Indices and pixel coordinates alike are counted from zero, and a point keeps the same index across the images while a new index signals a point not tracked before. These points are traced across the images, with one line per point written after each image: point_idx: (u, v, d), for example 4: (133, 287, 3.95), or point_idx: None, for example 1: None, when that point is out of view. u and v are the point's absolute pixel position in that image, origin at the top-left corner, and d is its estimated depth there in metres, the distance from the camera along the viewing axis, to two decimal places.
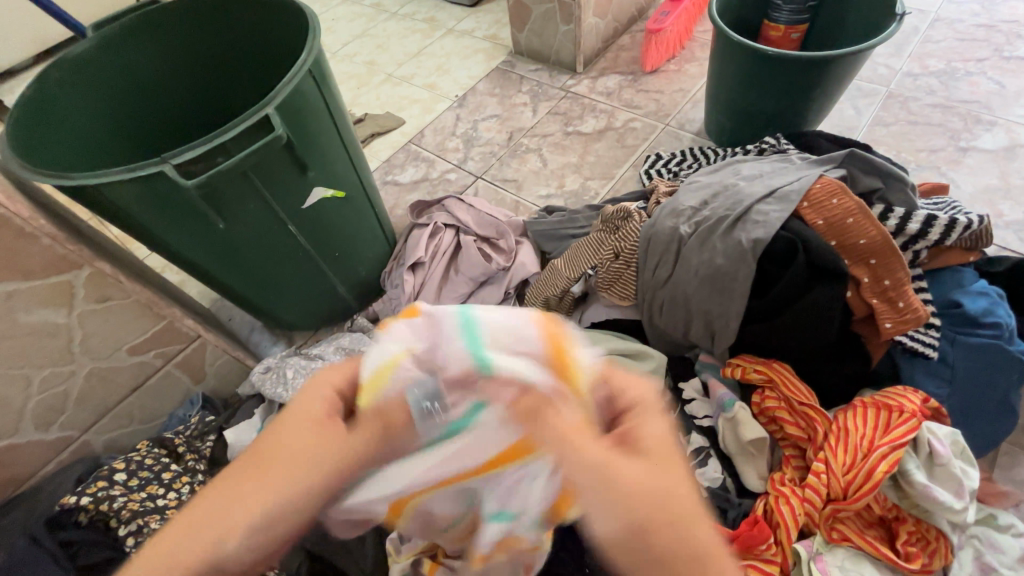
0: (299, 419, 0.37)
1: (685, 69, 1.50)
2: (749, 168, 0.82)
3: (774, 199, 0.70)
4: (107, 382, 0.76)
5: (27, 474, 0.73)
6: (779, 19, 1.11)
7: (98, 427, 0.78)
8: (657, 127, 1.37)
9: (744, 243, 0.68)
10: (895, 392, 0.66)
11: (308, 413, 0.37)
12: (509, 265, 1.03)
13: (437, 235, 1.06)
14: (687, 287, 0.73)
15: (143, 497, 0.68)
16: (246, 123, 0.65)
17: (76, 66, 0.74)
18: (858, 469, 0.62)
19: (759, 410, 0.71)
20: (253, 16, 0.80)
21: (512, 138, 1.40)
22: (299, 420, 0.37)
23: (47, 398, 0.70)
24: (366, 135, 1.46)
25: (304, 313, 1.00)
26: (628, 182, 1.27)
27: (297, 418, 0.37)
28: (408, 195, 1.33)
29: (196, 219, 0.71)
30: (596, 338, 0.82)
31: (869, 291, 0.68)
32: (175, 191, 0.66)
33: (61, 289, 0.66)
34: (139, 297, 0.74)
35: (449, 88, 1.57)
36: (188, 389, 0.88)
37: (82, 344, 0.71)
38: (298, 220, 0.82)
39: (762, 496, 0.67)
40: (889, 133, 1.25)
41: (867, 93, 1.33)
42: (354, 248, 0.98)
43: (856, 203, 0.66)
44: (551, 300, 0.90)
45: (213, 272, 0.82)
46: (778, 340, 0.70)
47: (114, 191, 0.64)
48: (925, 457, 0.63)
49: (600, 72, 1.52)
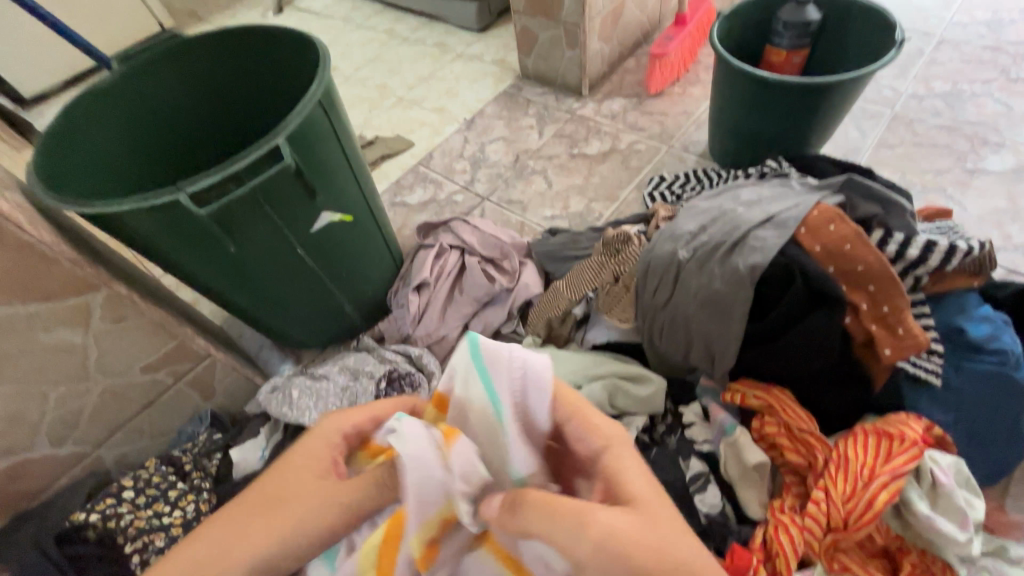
0: (628, 475, 0.42)
1: (689, 92, 1.52)
2: (748, 193, 0.83)
3: (772, 225, 0.71)
4: (119, 399, 0.79)
5: (39, 487, 0.75)
6: (781, 44, 1.12)
7: (110, 442, 0.80)
8: (661, 149, 1.39)
9: (741, 268, 0.69)
10: (896, 419, 0.64)
11: (598, 524, 0.36)
12: (512, 286, 1.05)
13: (442, 256, 1.09)
14: (686, 312, 0.74)
15: (149, 515, 0.67)
16: (259, 153, 0.68)
17: (99, 97, 0.78)
18: (859, 498, 0.60)
19: (760, 436, 0.70)
20: (270, 47, 0.83)
21: (518, 160, 1.43)
22: (656, 511, 0.39)
23: (63, 414, 0.73)
24: (377, 157, 1.50)
25: (312, 331, 1.03)
26: (632, 203, 1.28)
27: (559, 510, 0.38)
28: (416, 216, 1.36)
29: (210, 244, 0.74)
30: (598, 361, 0.83)
31: (867, 317, 0.67)
32: (188, 217, 0.68)
33: (79, 310, 0.69)
34: (151, 317, 0.77)
35: (458, 111, 1.61)
36: (197, 405, 0.89)
37: (97, 362, 0.74)
38: (306, 244, 0.85)
39: (762, 524, 0.66)
40: (894, 154, 1.25)
41: (871, 115, 1.34)
42: (360, 270, 1.00)
43: (853, 229, 0.66)
44: (553, 321, 0.92)
45: (226, 293, 0.85)
46: (777, 365, 0.70)
47: (131, 218, 0.67)
48: (928, 486, 0.61)
49: (605, 96, 1.56)
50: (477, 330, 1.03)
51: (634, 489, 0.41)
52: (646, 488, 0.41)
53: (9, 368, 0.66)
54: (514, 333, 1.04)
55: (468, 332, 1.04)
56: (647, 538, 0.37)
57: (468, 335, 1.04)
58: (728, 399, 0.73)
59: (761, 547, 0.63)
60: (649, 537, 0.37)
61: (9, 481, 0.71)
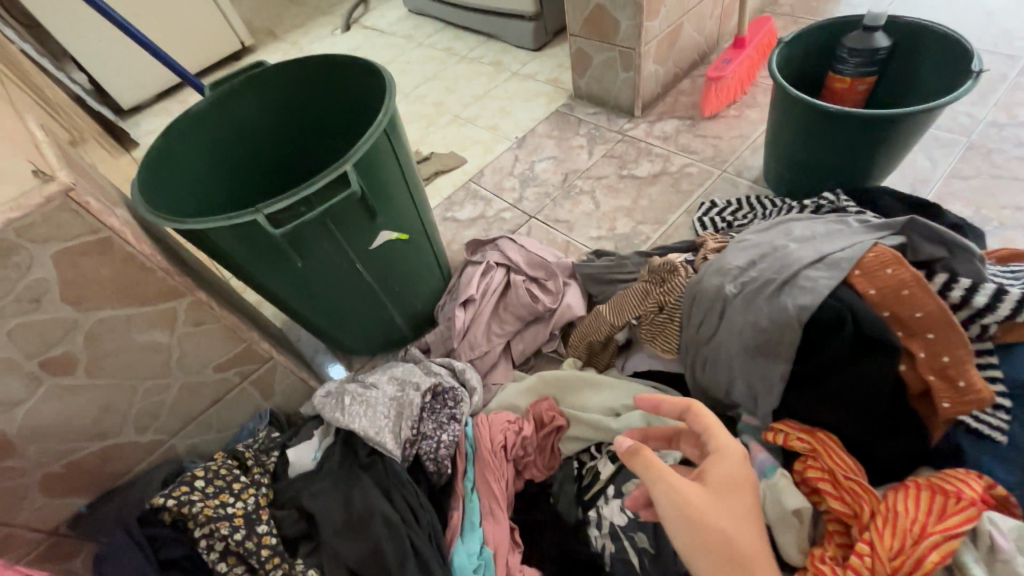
0: (715, 464, 0.58)
1: (745, 115, 1.50)
2: (801, 229, 0.81)
3: (824, 265, 0.70)
4: (194, 394, 0.87)
5: (124, 469, 0.84)
6: (844, 71, 1.09)
7: (183, 433, 0.89)
8: (713, 173, 1.38)
9: (790, 308, 0.68)
10: (953, 476, 0.61)
11: (679, 488, 0.55)
12: (555, 307, 1.07)
13: (489, 274, 1.12)
14: (730, 347, 0.73)
15: (216, 504, 0.72)
16: (328, 179, 0.74)
17: (193, 122, 0.87)
18: (906, 555, 0.57)
19: (801, 479, 0.69)
20: (341, 75, 0.90)
21: (567, 179, 1.46)
22: (733, 497, 0.56)
23: (147, 406, 0.82)
24: (431, 173, 1.57)
25: (364, 339, 1.09)
26: (680, 227, 1.28)
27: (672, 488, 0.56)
28: (465, 232, 1.41)
29: (281, 259, 0.80)
30: (634, 389, 0.86)
31: (925, 366, 0.64)
32: (265, 235, 0.75)
33: (167, 313, 0.77)
34: (226, 323, 0.84)
35: (510, 129, 1.66)
36: (258, 404, 0.96)
37: (179, 361, 0.82)
38: (365, 260, 0.90)
39: (801, 570, 0.64)
40: (968, 187, 1.18)
41: (944, 143, 1.27)
42: (411, 283, 1.05)
43: (912, 274, 0.64)
44: (595, 345, 0.94)
45: (290, 302, 0.92)
46: (826, 409, 0.68)
47: (216, 234, 0.74)
48: (985, 550, 0.58)
49: (658, 117, 1.56)
50: (519, 348, 1.06)
51: (712, 473, 0.58)
52: (731, 478, 0.57)
53: (108, 363, 0.75)
54: (554, 352, 1.08)
55: (510, 350, 1.07)
56: (703, 508, 0.54)
57: (509, 353, 1.07)
58: (770, 438, 0.72)
59: None
60: (709, 507, 0.55)
61: (101, 461, 0.81)
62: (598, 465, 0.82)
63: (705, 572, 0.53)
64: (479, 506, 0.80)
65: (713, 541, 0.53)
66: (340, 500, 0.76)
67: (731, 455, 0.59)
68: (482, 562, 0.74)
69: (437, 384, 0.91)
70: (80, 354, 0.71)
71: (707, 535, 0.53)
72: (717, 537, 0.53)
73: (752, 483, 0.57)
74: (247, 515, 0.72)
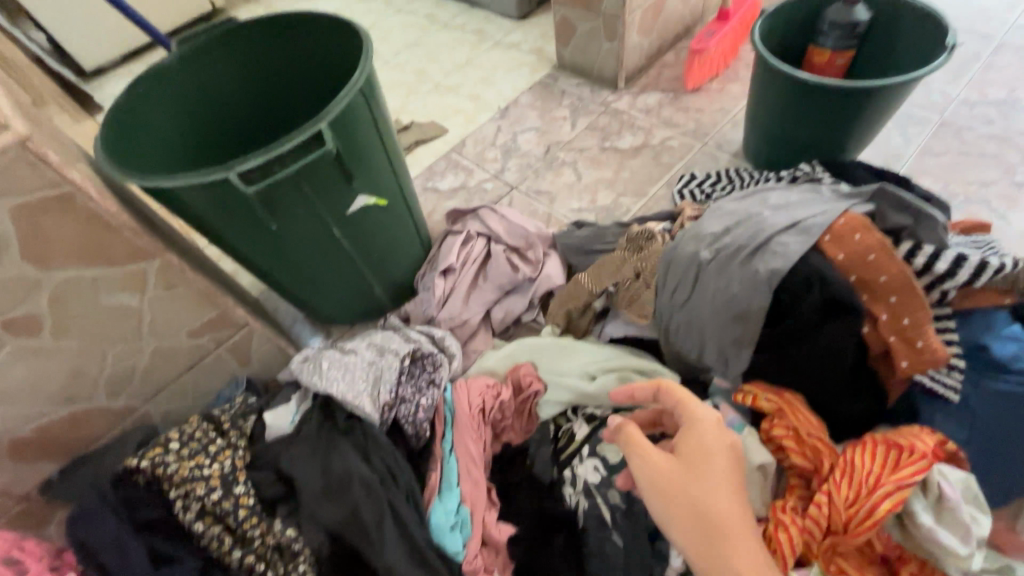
0: (689, 436, 0.61)
1: (727, 89, 1.50)
2: (776, 198, 0.82)
3: (796, 231, 0.71)
4: (168, 360, 0.86)
5: (96, 434, 0.83)
6: (825, 44, 1.10)
7: (157, 398, 0.87)
8: (694, 147, 1.38)
9: (762, 273, 0.69)
10: (908, 432, 0.64)
11: (651, 460, 0.60)
12: (535, 277, 1.08)
13: (469, 243, 1.12)
14: (704, 312, 0.75)
15: (192, 465, 0.72)
16: (302, 138, 0.72)
17: (159, 77, 0.84)
18: (860, 504, 0.60)
19: (767, 437, 0.71)
20: (316, 32, 0.87)
21: (549, 151, 1.44)
22: (703, 465, 0.59)
23: (117, 370, 0.80)
24: (411, 143, 1.54)
25: (341, 307, 1.08)
26: (661, 200, 1.28)
27: (646, 462, 0.61)
28: (446, 202, 1.39)
29: (253, 221, 0.79)
30: (611, 355, 0.88)
31: (886, 329, 0.67)
32: (237, 195, 0.73)
33: (136, 276, 0.75)
34: (199, 287, 0.83)
35: (492, 99, 1.63)
36: (234, 370, 0.95)
37: (151, 325, 0.80)
38: (342, 224, 0.89)
39: (764, 522, 0.67)
40: (938, 163, 1.21)
41: (918, 120, 1.29)
42: (390, 251, 1.04)
43: (878, 240, 0.66)
44: (573, 313, 0.95)
45: (265, 267, 0.90)
46: (793, 371, 0.71)
47: (185, 193, 0.72)
48: (933, 499, 0.61)
49: (641, 90, 1.55)
50: (498, 317, 1.07)
51: (685, 445, 0.61)
52: (704, 447, 0.60)
53: (76, 326, 0.73)
54: (533, 322, 1.09)
55: (489, 319, 1.08)
56: (670, 478, 0.59)
57: (489, 322, 1.08)
58: (739, 399, 0.74)
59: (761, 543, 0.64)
60: (678, 477, 0.58)
61: (72, 426, 0.79)
62: (574, 427, 0.84)
63: (681, 534, 0.57)
64: (455, 468, 0.81)
65: (684, 508, 0.57)
66: (320, 464, 0.76)
67: (701, 425, 0.61)
68: (458, 521, 0.76)
69: (415, 350, 0.90)
70: (44, 315, 0.69)
71: (677, 501, 0.58)
72: (686, 504, 0.57)
73: (726, 449, 0.59)
74: (224, 476, 0.72)
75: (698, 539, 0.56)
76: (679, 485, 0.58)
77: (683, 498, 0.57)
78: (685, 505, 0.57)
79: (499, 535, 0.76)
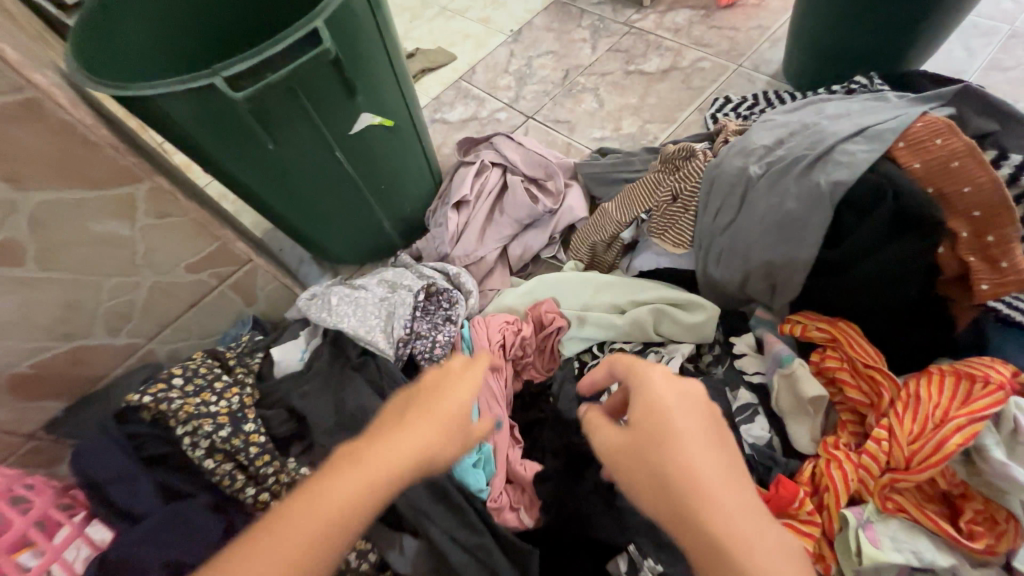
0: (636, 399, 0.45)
1: (766, 4, 1.35)
2: (834, 107, 0.73)
3: (863, 138, 0.62)
4: (168, 296, 0.80)
5: (99, 373, 0.79)
6: None
7: (160, 337, 0.83)
8: (728, 68, 1.25)
9: (823, 186, 0.61)
10: (979, 362, 0.58)
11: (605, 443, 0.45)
12: (556, 209, 1.00)
13: (483, 174, 1.03)
14: (750, 234, 0.68)
15: (196, 402, 0.68)
16: (296, 36, 0.63)
17: None
18: (927, 438, 0.55)
19: (818, 370, 0.65)
20: None
21: (568, 77, 1.32)
22: (655, 431, 0.42)
23: (114, 306, 0.75)
24: (418, 71, 1.41)
25: (349, 245, 1.01)
26: (691, 127, 1.18)
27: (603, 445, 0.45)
28: (457, 134, 1.29)
29: (247, 138, 0.71)
30: (642, 286, 0.81)
31: (965, 248, 0.59)
32: (227, 105, 0.65)
33: (123, 200, 0.68)
34: (194, 217, 0.76)
35: (504, 22, 1.48)
36: (240, 309, 0.90)
37: (146, 257, 0.75)
38: (345, 147, 0.81)
39: (812, 458, 0.62)
40: (1006, 79, 1.08)
41: (985, 32, 1.15)
42: (400, 182, 0.96)
43: (965, 143, 0.57)
44: (598, 247, 0.87)
45: (264, 197, 0.83)
46: (851, 297, 0.64)
47: (168, 103, 0.64)
48: (1007, 433, 0.56)
49: (669, 7, 1.40)
50: (516, 254, 1.00)
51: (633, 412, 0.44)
52: (652, 408, 0.43)
53: (64, 256, 0.67)
54: (553, 258, 1.02)
55: (506, 256, 1.01)
56: (625, 460, 0.43)
57: (506, 259, 1.01)
58: (787, 330, 0.68)
59: (809, 479, 0.60)
60: (630, 457, 0.43)
61: (73, 364, 0.75)
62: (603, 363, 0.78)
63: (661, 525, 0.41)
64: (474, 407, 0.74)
65: (650, 496, 0.41)
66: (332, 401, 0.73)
67: (646, 379, 0.45)
68: (482, 458, 0.72)
69: (430, 285, 0.86)
70: (26, 241, 0.63)
71: (639, 487, 0.42)
72: (649, 491, 0.41)
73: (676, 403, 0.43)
74: (232, 413, 0.68)
75: (681, 532, 0.40)
76: (639, 467, 0.42)
77: (644, 481, 0.41)
78: (647, 493, 0.41)
79: (525, 472, 0.73)
